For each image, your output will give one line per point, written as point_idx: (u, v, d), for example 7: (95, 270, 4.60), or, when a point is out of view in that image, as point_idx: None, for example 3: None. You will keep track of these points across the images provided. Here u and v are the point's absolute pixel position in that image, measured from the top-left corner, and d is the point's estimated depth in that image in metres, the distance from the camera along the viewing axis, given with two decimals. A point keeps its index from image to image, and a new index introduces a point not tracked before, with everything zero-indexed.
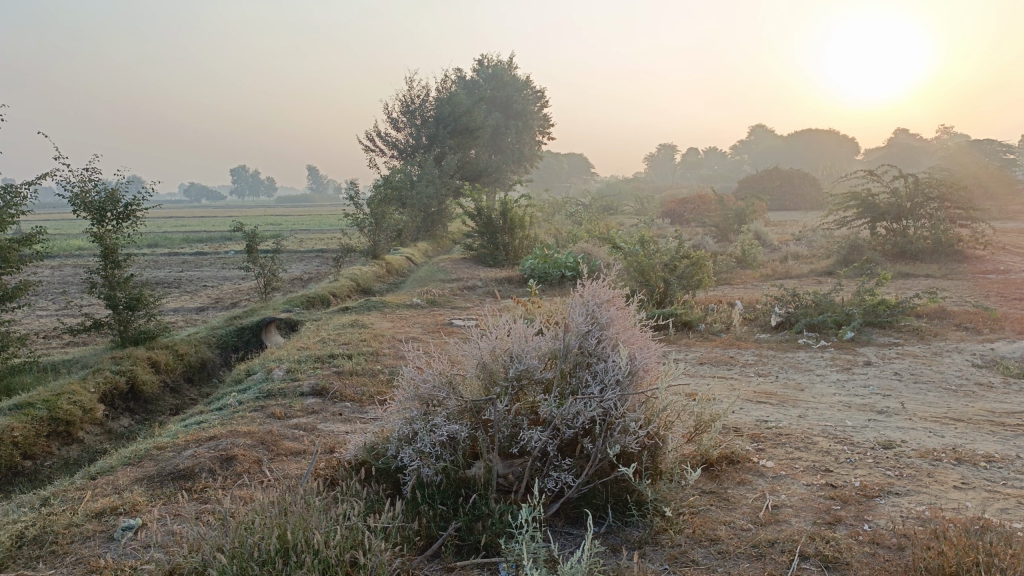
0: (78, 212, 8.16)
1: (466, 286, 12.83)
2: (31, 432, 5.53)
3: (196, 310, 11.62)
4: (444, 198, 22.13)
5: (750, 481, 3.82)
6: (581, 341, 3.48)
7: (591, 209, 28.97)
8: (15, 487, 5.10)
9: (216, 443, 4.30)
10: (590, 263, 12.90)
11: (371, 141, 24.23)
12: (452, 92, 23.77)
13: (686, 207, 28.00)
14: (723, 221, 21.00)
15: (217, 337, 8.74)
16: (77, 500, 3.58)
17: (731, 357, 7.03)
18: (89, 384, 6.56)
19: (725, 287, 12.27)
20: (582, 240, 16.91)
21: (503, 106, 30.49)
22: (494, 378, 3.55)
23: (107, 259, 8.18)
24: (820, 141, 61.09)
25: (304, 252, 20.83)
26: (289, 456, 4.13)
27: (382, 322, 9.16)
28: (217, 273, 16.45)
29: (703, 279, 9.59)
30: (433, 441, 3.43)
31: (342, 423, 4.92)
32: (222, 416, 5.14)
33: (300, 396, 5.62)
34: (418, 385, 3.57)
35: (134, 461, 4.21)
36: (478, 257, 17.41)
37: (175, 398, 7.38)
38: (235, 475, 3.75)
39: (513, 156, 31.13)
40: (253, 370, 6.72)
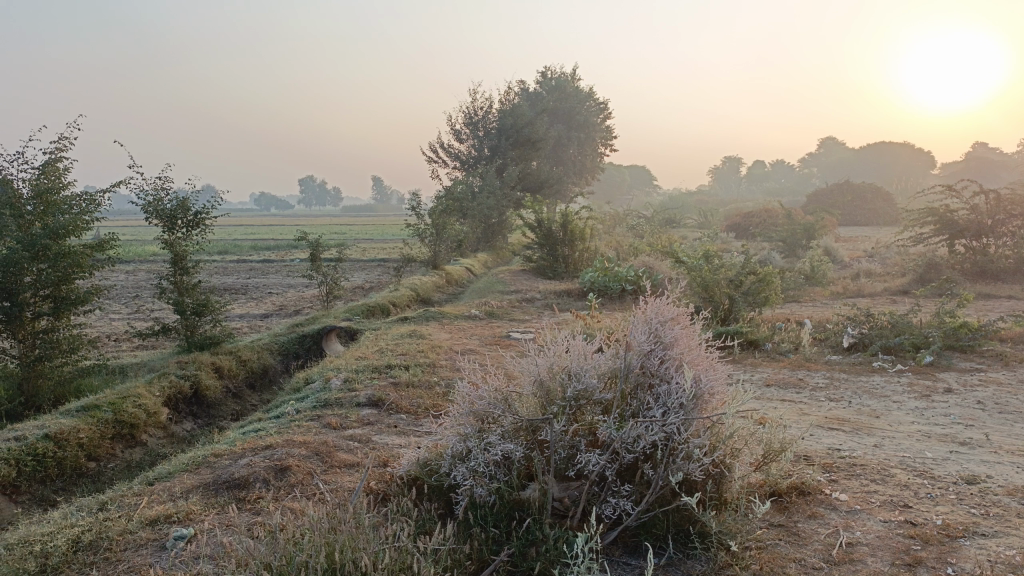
0: (150, 219, 8.41)
1: (525, 298, 12.74)
2: (97, 435, 5.67)
3: (260, 316, 11.86)
4: (505, 209, 22.14)
5: (822, 514, 3.60)
6: (643, 361, 3.34)
7: (653, 222, 28.59)
8: (80, 488, 5.23)
9: (271, 452, 4.30)
10: (652, 278, 12.65)
11: (434, 152, 24.45)
12: (515, 103, 23.81)
13: (752, 221, 27.33)
14: (791, 238, 20.40)
15: (280, 344, 8.87)
16: (134, 506, 3.61)
17: (800, 380, 6.73)
18: (154, 388, 6.71)
19: (793, 305, 11.86)
20: (644, 253, 16.66)
21: (565, 117, 30.41)
22: (552, 397, 3.45)
23: (176, 265, 8.40)
24: (894, 154, 59.01)
25: (366, 261, 21.12)
26: (343, 468, 4.09)
27: (440, 333, 9.14)
28: (282, 280, 16.79)
29: (770, 296, 9.26)
30: (487, 460, 3.33)
31: (397, 436, 4.88)
32: (279, 424, 5.16)
33: (356, 406, 5.61)
34: (473, 401, 3.50)
35: (191, 467, 4.24)
36: (537, 269, 17.32)
37: (237, 403, 7.49)
38: (288, 487, 3.73)
39: (574, 167, 31.00)
40: (311, 378, 6.76)
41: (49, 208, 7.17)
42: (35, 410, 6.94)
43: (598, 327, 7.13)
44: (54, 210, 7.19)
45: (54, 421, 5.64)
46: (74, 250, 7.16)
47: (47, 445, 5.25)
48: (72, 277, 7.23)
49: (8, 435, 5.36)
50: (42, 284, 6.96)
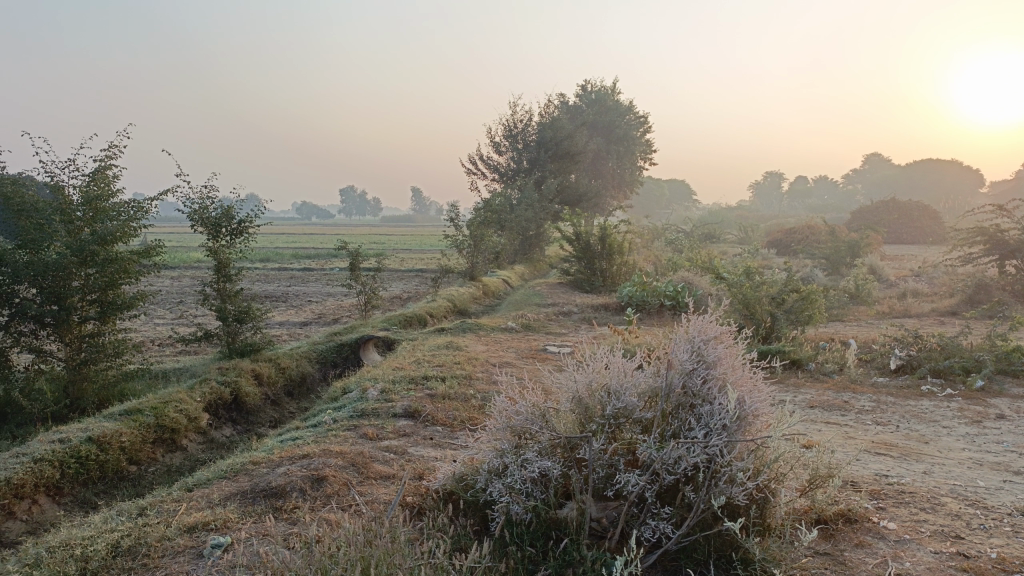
0: (196, 226, 8.57)
1: (561, 312, 12.68)
2: (139, 438, 5.76)
3: (300, 324, 12.00)
4: (542, 222, 22.14)
5: (869, 543, 3.47)
6: (685, 380, 3.26)
7: (693, 237, 28.29)
8: (121, 491, 5.31)
9: (308, 461, 4.31)
10: (691, 294, 12.49)
11: (474, 164, 24.56)
12: (554, 116, 23.82)
13: (794, 237, 26.90)
14: (834, 255, 20.01)
15: (318, 353, 8.95)
16: (173, 512, 3.64)
17: (845, 402, 6.55)
18: (195, 393, 6.81)
19: (836, 324, 11.59)
20: (683, 269, 16.47)
21: (605, 131, 30.34)
22: (590, 414, 3.40)
23: (219, 272, 8.54)
24: (942, 172, 57.64)
25: (405, 271, 21.27)
26: (378, 480, 4.08)
27: (476, 345, 9.13)
28: (321, 289, 17.00)
29: (813, 315, 9.07)
30: (524, 477, 3.29)
31: (433, 448, 4.85)
32: (316, 433, 5.18)
33: (392, 417, 5.61)
34: (510, 416, 3.47)
35: (230, 474, 4.27)
36: (574, 282, 17.25)
37: (275, 410, 7.55)
38: (324, 497, 3.73)
39: (613, 181, 30.87)
40: (349, 388, 6.79)
41: (97, 214, 7.35)
42: (80, 412, 7.09)
43: (636, 343, 7.05)
44: (102, 217, 7.37)
45: (97, 424, 5.74)
46: (121, 256, 7.32)
47: (90, 447, 5.35)
48: (119, 282, 7.38)
49: (53, 437, 5.48)
50: (90, 289, 7.12)
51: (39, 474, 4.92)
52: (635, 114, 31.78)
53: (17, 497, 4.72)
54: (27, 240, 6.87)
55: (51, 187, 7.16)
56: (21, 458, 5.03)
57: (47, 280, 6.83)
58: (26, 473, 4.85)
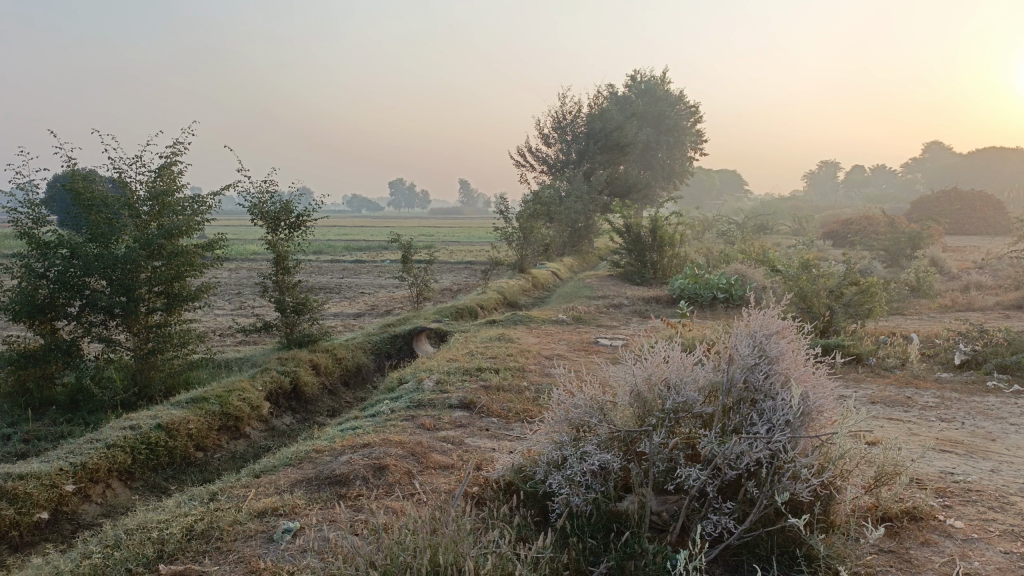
0: (256, 220, 8.80)
1: (612, 304, 12.64)
2: (205, 426, 5.96)
3: (354, 315, 12.21)
4: (592, 214, 22.06)
5: (936, 542, 3.40)
6: (746, 375, 3.23)
7: (745, 228, 27.81)
8: (188, 476, 5.50)
9: (369, 450, 4.40)
10: (744, 287, 12.30)
11: (523, 156, 24.58)
12: (604, 107, 23.63)
13: (851, 228, 26.21)
14: (894, 247, 19.46)
15: (373, 344, 9.11)
16: (242, 497, 3.78)
17: (908, 398, 6.39)
18: (257, 383, 7.01)
19: (897, 318, 11.28)
20: (736, 261, 16.21)
21: (655, 121, 29.99)
22: (650, 408, 3.40)
23: (278, 265, 8.73)
24: (1008, 159, 55.39)
25: (454, 263, 21.44)
26: (437, 470, 4.15)
27: (528, 337, 9.17)
28: (374, 280, 17.26)
29: (873, 308, 8.85)
30: (584, 469, 3.31)
31: (490, 439, 4.91)
32: (376, 423, 5.29)
33: (448, 408, 5.69)
34: (569, 409, 3.50)
35: (294, 462, 4.39)
36: (624, 274, 17.15)
37: (332, 400, 7.73)
38: (386, 485, 3.81)
39: (663, 172, 30.51)
40: (404, 378, 6.90)
41: (164, 209, 7.60)
42: (148, 400, 7.36)
43: (691, 337, 6.99)
44: (168, 211, 7.61)
45: (165, 412, 5.96)
46: (186, 249, 7.56)
47: (159, 434, 5.57)
48: (184, 275, 7.63)
49: (124, 424, 5.70)
50: (157, 281, 7.37)
51: (112, 459, 5.13)
52: (686, 103, 31.33)
53: (92, 481, 4.94)
54: (98, 234, 7.14)
55: (118, 183, 7.42)
56: (95, 444, 5.26)
57: (116, 272, 7.09)
58: (101, 458, 5.07)
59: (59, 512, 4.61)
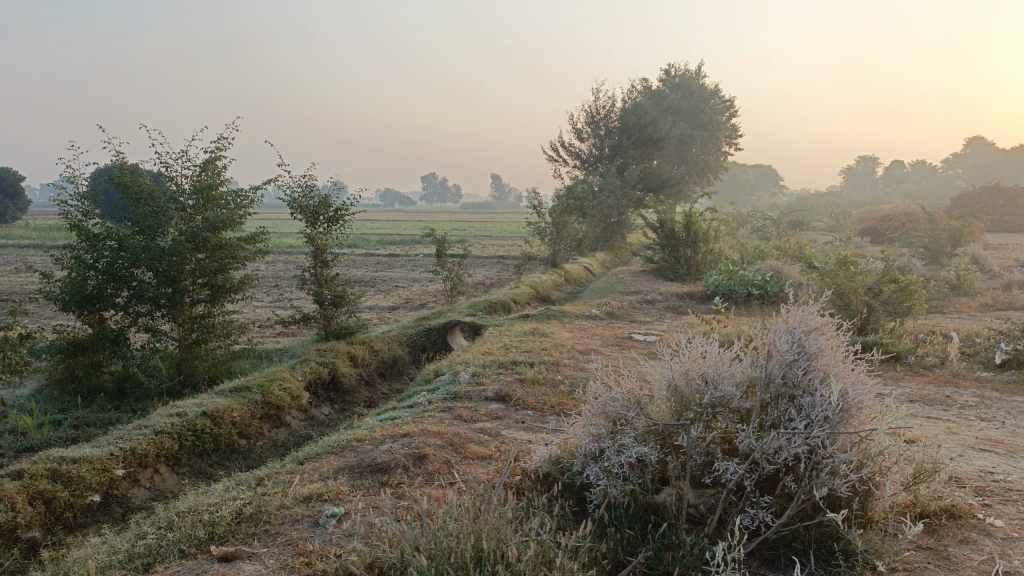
0: (295, 214, 8.98)
1: (645, 300, 12.62)
2: (247, 414, 6.13)
3: (389, 308, 12.38)
4: (624, 209, 21.99)
5: (975, 540, 3.39)
6: (785, 370, 3.26)
7: (780, 224, 27.48)
8: (232, 462, 5.66)
9: (409, 440, 4.50)
10: (780, 284, 12.19)
11: (556, 151, 24.57)
12: (638, 101, 23.47)
13: (890, 225, 25.76)
14: (934, 244, 19.09)
15: (408, 336, 9.24)
16: (288, 483, 3.90)
17: (947, 397, 6.32)
18: (297, 373, 7.18)
19: (937, 316, 11.09)
20: (772, 257, 16.05)
21: (689, 115, 29.74)
22: (687, 402, 3.45)
23: (316, 258, 8.89)
24: None
25: (487, 258, 21.54)
26: (476, 460, 4.24)
27: (562, 332, 9.22)
28: (408, 274, 17.43)
29: (913, 306, 8.73)
30: (621, 462, 3.36)
31: (526, 431, 4.98)
32: (414, 414, 5.39)
33: (484, 400, 5.77)
34: (606, 403, 3.55)
35: (337, 450, 4.51)
36: (658, 270, 17.09)
37: (369, 391, 7.87)
38: (426, 474, 3.91)
39: (698, 167, 30.22)
40: (441, 371, 6.99)
41: (208, 203, 7.79)
42: (191, 388, 7.56)
43: (726, 333, 6.98)
44: (212, 205, 7.80)
45: (210, 401, 6.13)
46: (229, 242, 7.75)
47: (204, 422, 5.74)
48: (227, 267, 7.82)
49: (171, 411, 5.88)
50: (201, 273, 7.56)
51: (159, 445, 5.30)
52: (721, 97, 31.00)
53: (141, 466, 5.11)
54: (145, 227, 7.35)
55: (165, 177, 7.61)
56: (144, 430, 5.43)
57: (162, 264, 7.30)
58: (149, 444, 5.24)
59: (110, 495, 4.78)
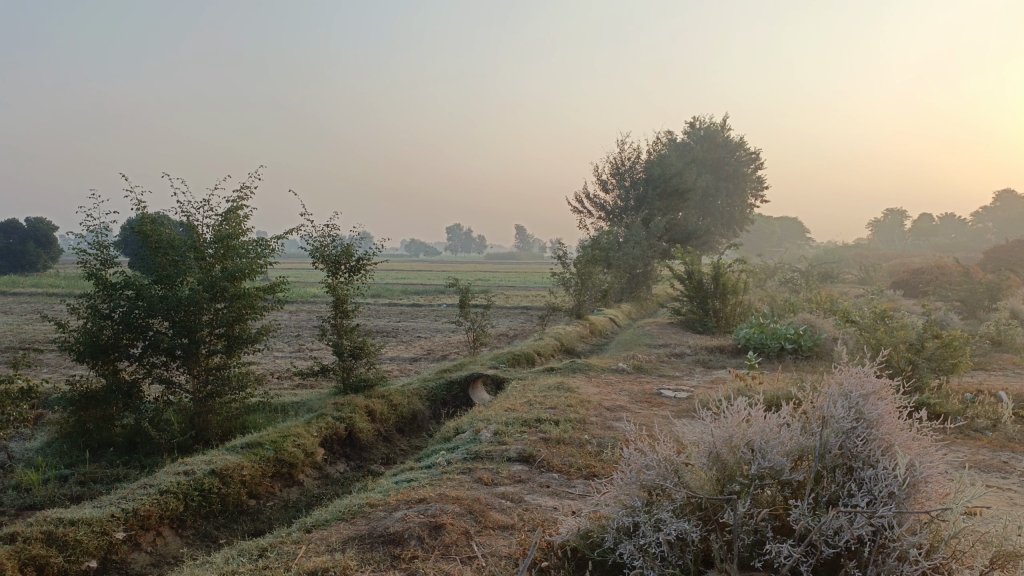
0: (317, 263, 8.81)
1: (674, 353, 12.23)
2: (258, 472, 5.85)
3: (410, 360, 12.13)
4: (650, 260, 21.75)
5: None
6: (841, 440, 2.97)
7: (809, 276, 27.03)
8: (240, 525, 5.37)
9: (425, 506, 4.17)
10: (814, 338, 11.75)
11: (580, 203, 24.50)
12: (663, 153, 23.40)
13: (922, 277, 25.19)
14: (970, 298, 18.51)
15: (429, 389, 8.95)
16: (292, 554, 3.59)
17: (1006, 463, 5.85)
18: (312, 428, 6.89)
19: (982, 373, 10.57)
20: (803, 310, 15.63)
21: (714, 167, 29.67)
22: (730, 473, 3.15)
23: (337, 308, 8.68)
24: None
25: (510, 308, 21.30)
26: (496, 531, 3.90)
27: (587, 386, 8.87)
28: (430, 325, 17.23)
29: (958, 364, 8.27)
30: (659, 539, 3.02)
31: (551, 497, 4.63)
32: (431, 475, 5.07)
33: (506, 460, 5.44)
34: (641, 471, 3.24)
35: (347, 516, 4.20)
36: (685, 322, 16.70)
37: (387, 447, 7.56)
38: (443, 547, 3.59)
39: (724, 219, 29.97)
40: (461, 428, 6.65)
41: (228, 252, 7.64)
42: (204, 443, 7.32)
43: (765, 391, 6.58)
44: (232, 254, 7.65)
45: (220, 457, 5.86)
46: (248, 292, 7.57)
47: (213, 480, 5.46)
48: (245, 317, 7.64)
49: (179, 469, 5.62)
50: (218, 323, 7.39)
51: (164, 506, 5.03)
52: (747, 149, 30.95)
53: (143, 528, 4.82)
54: (163, 276, 7.21)
55: (185, 226, 7.50)
56: (148, 490, 5.17)
57: (179, 313, 7.14)
58: (153, 505, 4.97)
59: (107, 560, 4.49)
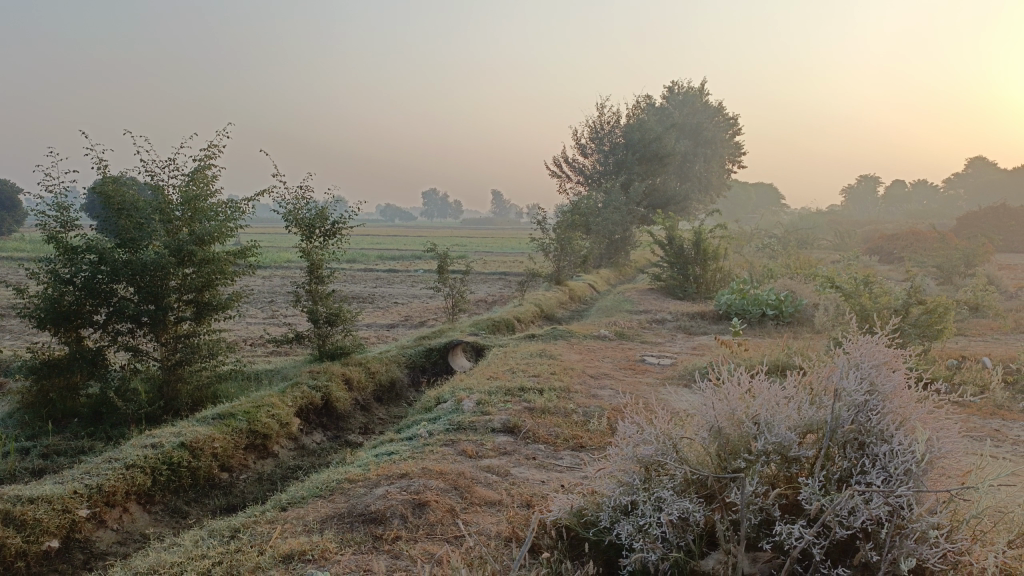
0: (290, 227, 8.47)
1: (655, 319, 12.11)
2: (231, 444, 5.60)
3: (387, 327, 11.89)
4: (629, 225, 21.56)
5: None
6: (854, 414, 2.82)
7: (787, 243, 27.10)
8: (212, 500, 5.13)
9: (407, 482, 3.95)
10: (797, 303, 11.67)
11: (559, 167, 24.21)
12: (643, 117, 23.02)
13: (897, 243, 25.36)
14: (947, 263, 18.54)
15: (407, 356, 8.72)
16: (266, 536, 3.36)
17: (996, 431, 5.77)
18: (287, 397, 6.63)
19: (962, 338, 10.57)
20: (783, 276, 15.59)
21: (692, 134, 28.86)
22: (734, 448, 2.98)
23: (311, 274, 8.36)
24: None
25: (488, 274, 21.06)
26: (484, 507, 3.71)
27: (570, 354, 8.69)
28: (407, 290, 16.95)
29: (943, 330, 8.21)
30: (660, 520, 2.84)
31: (538, 470, 4.43)
32: (413, 448, 4.85)
33: (490, 432, 5.25)
34: (638, 446, 3.06)
35: (325, 493, 3.98)
36: (665, 288, 16.59)
37: (365, 416, 7.34)
38: (427, 526, 3.39)
39: (703, 185, 29.75)
40: (442, 397, 6.44)
41: (195, 214, 7.27)
42: (173, 414, 7.04)
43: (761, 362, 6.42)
44: (200, 216, 7.28)
45: (189, 429, 5.59)
46: (218, 256, 7.23)
47: (182, 453, 5.20)
48: (215, 283, 7.32)
49: (146, 441, 5.34)
50: (186, 289, 7.06)
51: (130, 481, 4.76)
52: (725, 115, 30.79)
53: (108, 505, 4.57)
54: (127, 239, 6.83)
55: (151, 187, 7.09)
56: (113, 464, 4.89)
57: (145, 278, 6.79)
58: (118, 480, 4.70)
59: (70, 539, 4.23)
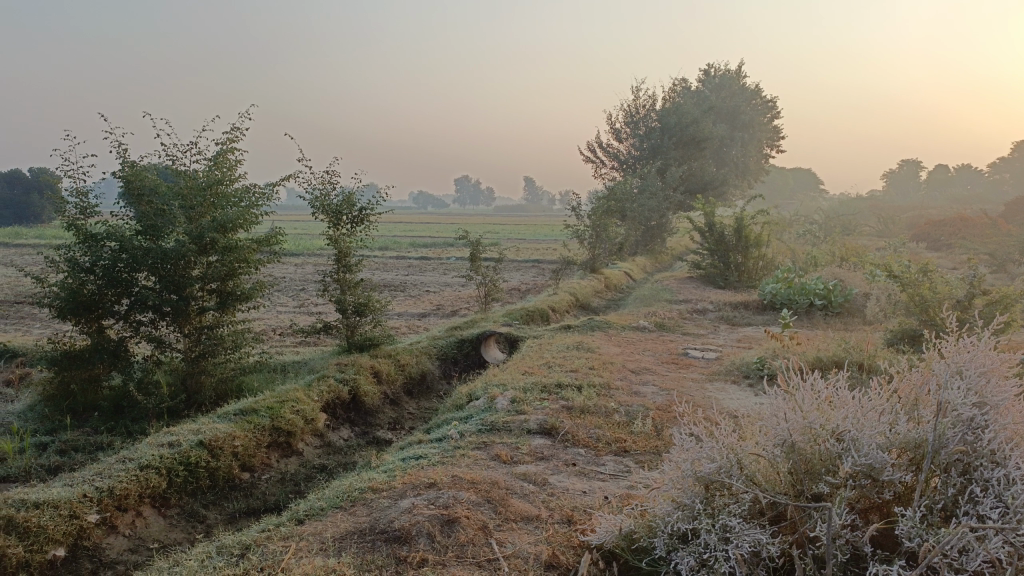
0: (317, 214, 8.15)
1: (695, 309, 11.59)
2: (252, 443, 5.31)
3: (418, 317, 11.56)
4: (665, 211, 20.94)
5: None
6: (960, 431, 2.38)
7: (830, 229, 26.21)
8: (231, 503, 4.85)
9: (436, 492, 3.58)
10: (847, 294, 11.06)
11: (593, 152, 23.62)
12: (680, 100, 22.32)
13: (945, 229, 24.34)
14: (1001, 251, 17.66)
15: (438, 348, 8.39)
16: (278, 556, 3.03)
17: None
18: (313, 392, 6.32)
19: None
20: (828, 264, 14.93)
21: (729, 116, 28.14)
22: (812, 466, 2.56)
23: (339, 262, 8.05)
24: None
25: (521, 262, 20.63)
26: (520, 523, 3.33)
27: (608, 346, 8.26)
28: (438, 279, 16.61)
29: (1012, 322, 7.61)
30: (729, 554, 2.43)
31: (580, 479, 4.04)
32: (442, 451, 4.50)
33: (526, 434, 4.87)
34: (700, 463, 2.65)
35: (346, 503, 3.65)
36: (704, 276, 16.01)
37: (394, 411, 7.03)
38: (457, 547, 3.03)
39: (741, 170, 28.90)
40: (474, 394, 6.06)
41: (218, 200, 6.96)
42: (196, 408, 6.81)
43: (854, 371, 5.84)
44: (223, 202, 6.98)
45: (209, 426, 5.30)
46: (241, 244, 6.94)
47: (200, 453, 4.92)
48: (238, 272, 7.03)
49: (163, 440, 5.05)
50: (210, 278, 6.79)
51: (144, 483, 4.48)
52: (763, 98, 29.90)
53: (120, 509, 4.30)
54: (148, 226, 6.54)
55: (173, 172, 6.80)
56: (127, 464, 4.61)
57: (166, 267, 6.53)
58: (131, 482, 4.42)
59: (78, 547, 3.97)
